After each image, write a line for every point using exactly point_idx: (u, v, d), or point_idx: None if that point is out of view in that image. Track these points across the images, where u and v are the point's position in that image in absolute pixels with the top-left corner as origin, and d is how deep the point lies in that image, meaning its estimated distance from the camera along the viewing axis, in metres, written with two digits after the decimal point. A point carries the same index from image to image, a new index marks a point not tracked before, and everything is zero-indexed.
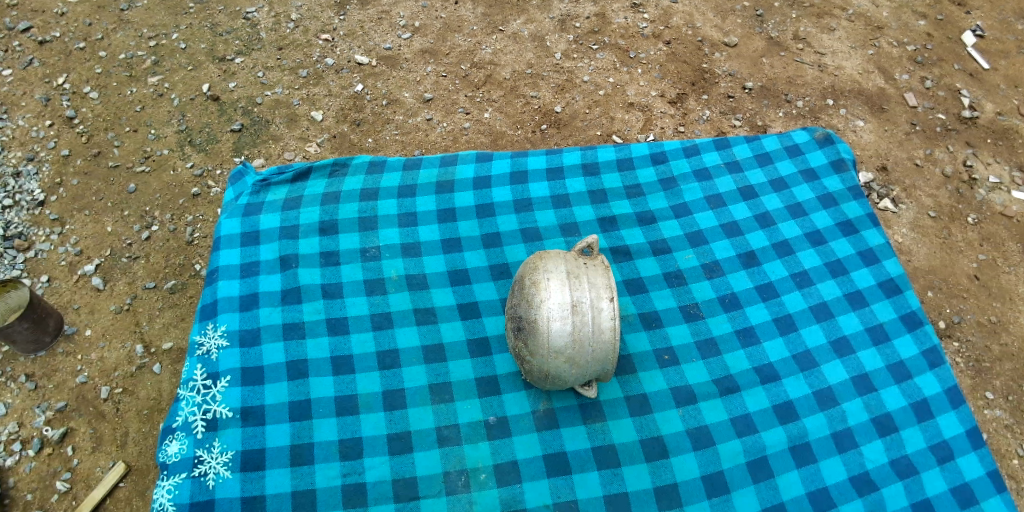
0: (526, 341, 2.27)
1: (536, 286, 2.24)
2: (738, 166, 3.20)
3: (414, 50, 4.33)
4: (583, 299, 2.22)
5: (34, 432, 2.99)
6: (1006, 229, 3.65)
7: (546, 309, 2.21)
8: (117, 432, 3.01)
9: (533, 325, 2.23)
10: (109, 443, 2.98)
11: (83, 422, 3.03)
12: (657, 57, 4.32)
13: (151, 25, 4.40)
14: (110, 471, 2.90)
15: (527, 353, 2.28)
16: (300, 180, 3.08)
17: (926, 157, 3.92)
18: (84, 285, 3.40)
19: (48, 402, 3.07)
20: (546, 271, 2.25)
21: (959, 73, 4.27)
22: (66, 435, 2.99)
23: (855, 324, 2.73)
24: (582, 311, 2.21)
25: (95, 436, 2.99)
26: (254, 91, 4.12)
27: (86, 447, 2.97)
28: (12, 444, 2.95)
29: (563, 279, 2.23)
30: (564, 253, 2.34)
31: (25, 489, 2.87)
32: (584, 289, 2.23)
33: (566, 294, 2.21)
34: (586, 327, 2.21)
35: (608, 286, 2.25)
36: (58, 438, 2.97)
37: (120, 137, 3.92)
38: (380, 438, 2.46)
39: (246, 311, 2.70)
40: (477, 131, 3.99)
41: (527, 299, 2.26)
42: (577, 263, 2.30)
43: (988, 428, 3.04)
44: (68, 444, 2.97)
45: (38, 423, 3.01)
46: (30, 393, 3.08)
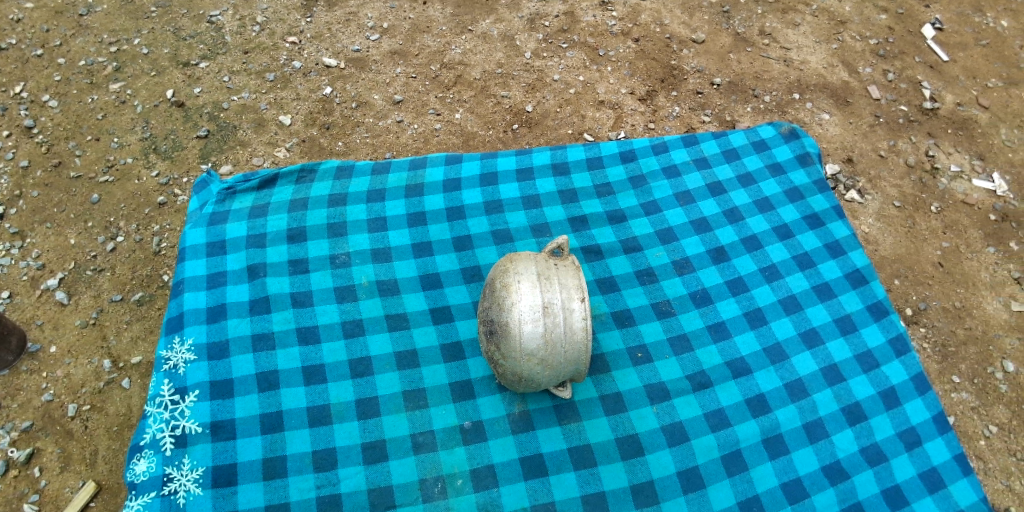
0: (498, 345, 2.26)
1: (506, 289, 2.23)
2: (706, 162, 3.23)
3: (383, 52, 4.30)
4: (554, 300, 2.22)
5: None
6: (968, 217, 3.74)
7: (518, 312, 2.20)
8: (86, 451, 2.94)
9: (505, 328, 2.23)
10: (78, 462, 2.91)
11: (50, 442, 2.95)
12: (626, 55, 4.35)
13: (112, 30, 4.30)
14: (79, 491, 2.84)
15: (499, 356, 2.28)
16: (267, 187, 3.04)
17: (889, 148, 4.00)
18: (47, 300, 3.32)
19: (13, 422, 2.99)
20: (516, 273, 2.25)
21: (919, 66, 4.37)
22: (32, 456, 2.92)
23: (823, 315, 2.77)
24: (554, 312, 2.21)
25: (64, 455, 2.92)
26: (220, 96, 4.05)
27: (54, 467, 2.90)
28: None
29: (533, 281, 2.23)
30: (534, 255, 2.34)
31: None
32: (555, 290, 2.23)
33: (537, 296, 2.21)
34: (557, 329, 2.21)
35: (579, 286, 2.25)
36: (24, 459, 2.90)
37: (82, 146, 3.83)
38: (354, 448, 2.44)
39: (214, 323, 2.65)
40: (448, 132, 3.98)
41: (497, 303, 2.25)
42: (548, 264, 2.30)
43: (955, 411, 3.11)
44: (35, 465, 2.90)
45: (2, 444, 2.93)
46: None
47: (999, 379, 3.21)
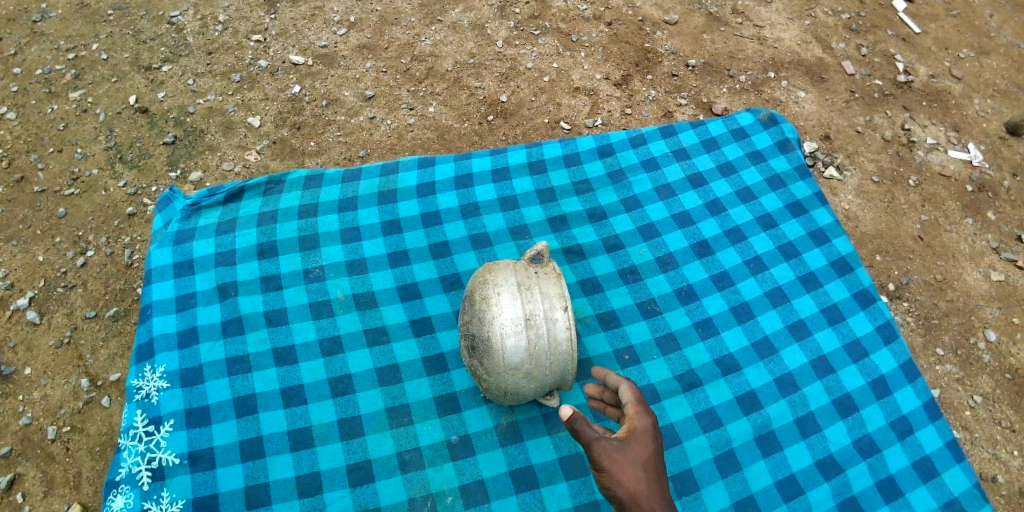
0: (481, 360, 2.21)
1: (487, 303, 2.18)
2: (685, 153, 3.19)
3: (352, 46, 4.18)
4: (536, 311, 2.17)
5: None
6: (945, 189, 3.74)
7: (499, 326, 2.15)
8: (69, 473, 2.86)
9: (488, 343, 2.18)
10: (62, 485, 2.83)
11: (31, 466, 2.86)
12: (599, 40, 4.27)
13: (68, 36, 4.14)
14: None
15: (483, 372, 2.23)
16: (233, 201, 2.95)
17: (866, 123, 3.98)
18: (19, 320, 3.21)
19: None
20: (496, 285, 2.20)
21: (892, 39, 4.34)
22: (14, 481, 2.83)
23: (810, 306, 2.75)
24: (536, 324, 2.16)
25: (46, 479, 2.84)
26: (185, 100, 3.92)
27: (37, 491, 2.81)
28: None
29: (514, 292, 2.18)
30: (513, 263, 2.28)
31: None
32: (537, 301, 2.18)
33: (518, 308, 2.16)
34: (541, 341, 2.16)
35: (561, 295, 2.21)
36: (6, 486, 2.81)
37: (44, 158, 3.69)
38: (340, 470, 2.38)
39: (186, 348, 2.57)
40: (423, 126, 3.89)
41: (478, 317, 2.20)
42: (528, 273, 2.25)
43: (940, 383, 3.12)
44: (18, 490, 2.81)
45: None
46: None
47: (981, 349, 3.22)
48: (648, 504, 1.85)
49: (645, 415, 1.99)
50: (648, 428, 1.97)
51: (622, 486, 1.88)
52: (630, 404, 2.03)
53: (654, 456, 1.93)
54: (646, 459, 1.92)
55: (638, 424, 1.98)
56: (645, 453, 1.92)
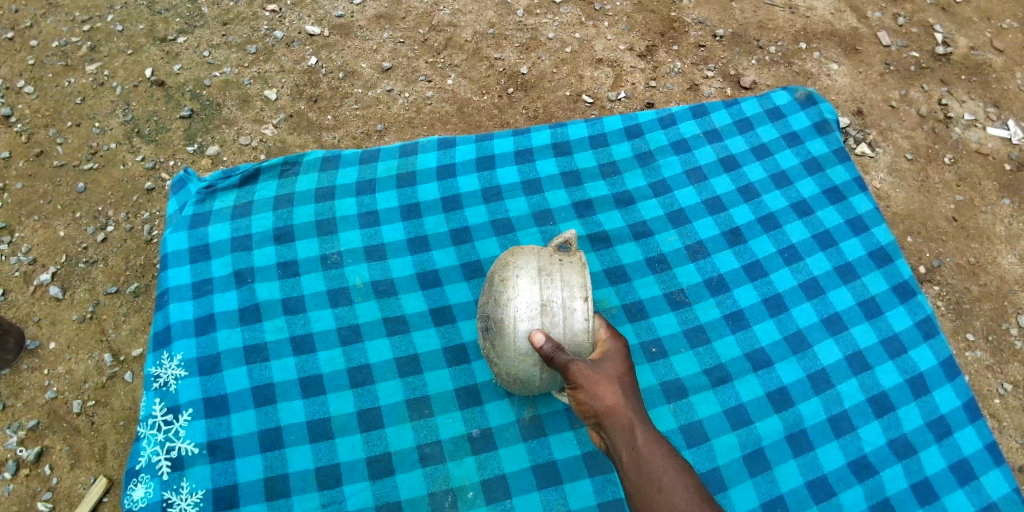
0: (493, 342, 2.13)
1: (504, 283, 2.09)
2: (717, 134, 3.07)
3: (369, 16, 4.06)
4: (554, 298, 2.05)
5: (8, 454, 2.84)
6: (982, 167, 3.59)
7: (513, 308, 2.05)
8: (95, 446, 2.88)
9: (501, 325, 2.08)
10: (88, 458, 2.86)
11: (58, 439, 2.89)
12: (623, 9, 4.11)
13: (83, 7, 4.05)
14: (92, 487, 2.79)
15: (494, 354, 2.14)
16: (249, 183, 2.89)
17: (901, 98, 3.81)
18: (42, 296, 3.21)
19: (19, 421, 2.91)
20: (516, 267, 2.10)
21: (931, 8, 4.13)
22: (42, 454, 2.86)
23: (846, 298, 2.66)
24: (553, 310, 2.04)
25: (73, 452, 2.87)
26: (201, 72, 3.84)
27: (64, 464, 2.84)
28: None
29: (532, 276, 2.07)
30: (538, 249, 2.18)
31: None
32: (556, 287, 2.06)
33: (536, 293, 2.05)
34: (556, 329, 2.04)
35: (583, 285, 2.07)
36: (34, 458, 2.84)
37: (63, 133, 3.65)
38: (359, 462, 2.36)
39: (203, 335, 2.54)
40: (441, 99, 3.79)
41: (493, 297, 2.11)
42: (551, 259, 2.14)
43: (969, 371, 3.03)
44: (46, 462, 2.84)
45: (10, 444, 2.86)
46: None
47: (1014, 335, 3.11)
48: (625, 413, 1.84)
49: (615, 339, 2.01)
50: (619, 350, 1.98)
51: (600, 400, 1.87)
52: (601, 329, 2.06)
53: (627, 374, 1.93)
54: (621, 376, 1.91)
55: (610, 347, 1.99)
56: (618, 370, 1.92)
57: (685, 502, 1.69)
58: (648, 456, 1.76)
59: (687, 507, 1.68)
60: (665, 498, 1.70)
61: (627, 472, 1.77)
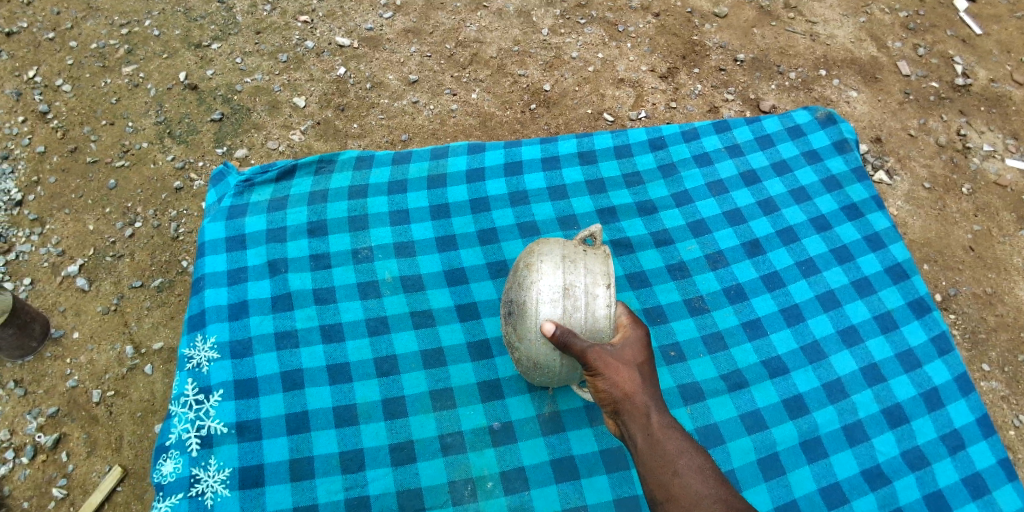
0: (515, 326, 2.14)
1: (528, 268, 2.11)
2: (739, 150, 3.14)
3: (397, 30, 4.18)
4: (577, 283, 2.06)
5: (27, 439, 2.92)
6: (1000, 198, 3.62)
7: (536, 291, 2.07)
8: (111, 436, 2.95)
9: (523, 308, 2.10)
10: (104, 447, 2.93)
11: (76, 427, 2.97)
12: (646, 31, 4.21)
13: (123, 12, 4.21)
14: (106, 476, 2.86)
15: (516, 338, 2.14)
16: (285, 178, 2.99)
17: (919, 126, 3.86)
18: (69, 287, 3.31)
19: (39, 408, 3.00)
20: (541, 254, 2.12)
21: (951, 40, 4.20)
22: (60, 441, 2.93)
23: (863, 312, 2.70)
24: (575, 295, 2.05)
25: (89, 440, 2.94)
26: (233, 78, 3.97)
27: (81, 452, 2.91)
28: (4, 452, 2.88)
29: (557, 261, 2.09)
30: (564, 240, 2.21)
31: (21, 497, 2.82)
32: (579, 273, 2.07)
33: (559, 277, 2.06)
34: (578, 314, 2.04)
35: (606, 273, 2.08)
36: (52, 444, 2.91)
37: (97, 131, 3.77)
38: (382, 449, 2.42)
39: (236, 320, 2.62)
40: (465, 113, 3.89)
41: (518, 282, 2.13)
42: (577, 248, 2.16)
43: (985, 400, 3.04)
44: (62, 449, 2.91)
45: (30, 430, 2.94)
46: (20, 400, 3.01)
47: None
48: (642, 400, 1.89)
49: (637, 326, 2.03)
50: (640, 337, 2.00)
51: (617, 388, 1.91)
52: (623, 317, 2.06)
53: (646, 360, 1.97)
54: (640, 363, 1.95)
55: (632, 334, 2.00)
56: (638, 357, 1.95)
57: (701, 484, 1.77)
58: (663, 440, 1.84)
59: (704, 489, 1.76)
60: (681, 480, 1.78)
61: (643, 455, 1.84)
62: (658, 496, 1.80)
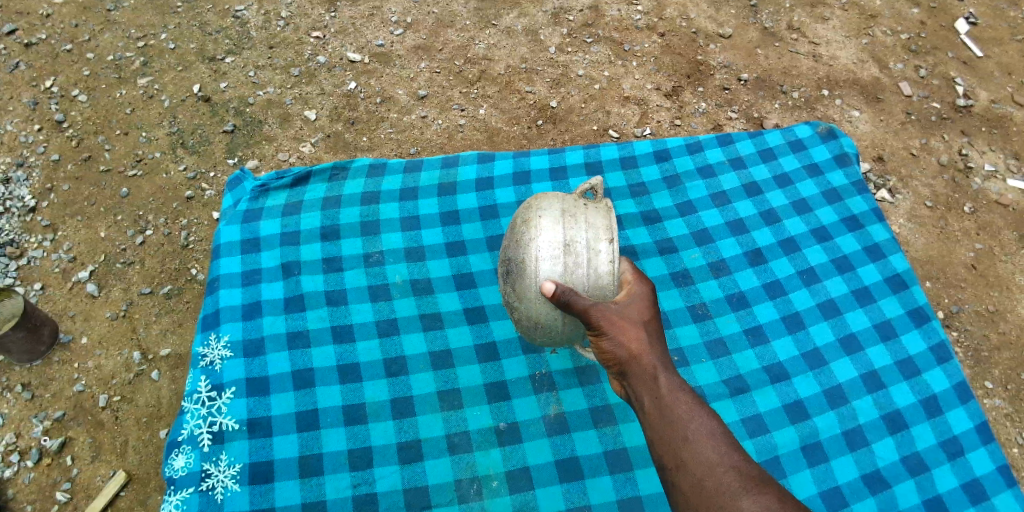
0: (514, 285, 2.13)
1: (527, 225, 2.10)
2: (742, 162, 3.20)
3: (408, 47, 4.28)
4: (578, 239, 2.05)
5: (32, 443, 2.96)
6: (1002, 217, 3.67)
7: (535, 248, 2.06)
8: (116, 441, 2.99)
9: (522, 265, 2.09)
10: (109, 452, 2.96)
11: (81, 432, 3.00)
12: (652, 50, 4.29)
13: (139, 25, 4.31)
14: (110, 481, 2.89)
15: (516, 297, 2.13)
16: (300, 184, 3.09)
17: (921, 146, 3.92)
18: (79, 292, 3.36)
19: (46, 411, 3.04)
20: (539, 209, 2.12)
21: (952, 61, 4.28)
22: (65, 445, 2.97)
23: (862, 321, 2.75)
24: (576, 251, 2.04)
25: (95, 445, 2.98)
26: (246, 91, 4.06)
27: (85, 456, 2.95)
28: (9, 455, 2.92)
29: (556, 217, 2.09)
30: (563, 195, 2.19)
31: (25, 501, 2.85)
32: (579, 229, 2.07)
33: (559, 233, 2.06)
34: (580, 271, 2.03)
35: (607, 228, 2.08)
36: (57, 448, 2.95)
37: (111, 140, 3.86)
38: (390, 447, 2.54)
39: (250, 320, 2.73)
40: (473, 128, 3.97)
41: (517, 240, 2.13)
42: (576, 203, 2.15)
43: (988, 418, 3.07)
44: (67, 453, 2.95)
45: (36, 433, 2.98)
46: (27, 404, 3.05)
47: None
48: (649, 361, 1.92)
49: (641, 283, 2.04)
50: (645, 294, 2.02)
51: (623, 348, 1.95)
52: (628, 273, 2.07)
53: (652, 318, 1.99)
54: (645, 321, 1.98)
55: (636, 290, 2.02)
56: (643, 314, 1.98)
57: (712, 452, 1.76)
58: (672, 403, 1.84)
59: (714, 456, 1.76)
60: (689, 445, 1.78)
61: (651, 418, 1.86)
62: (667, 463, 1.80)
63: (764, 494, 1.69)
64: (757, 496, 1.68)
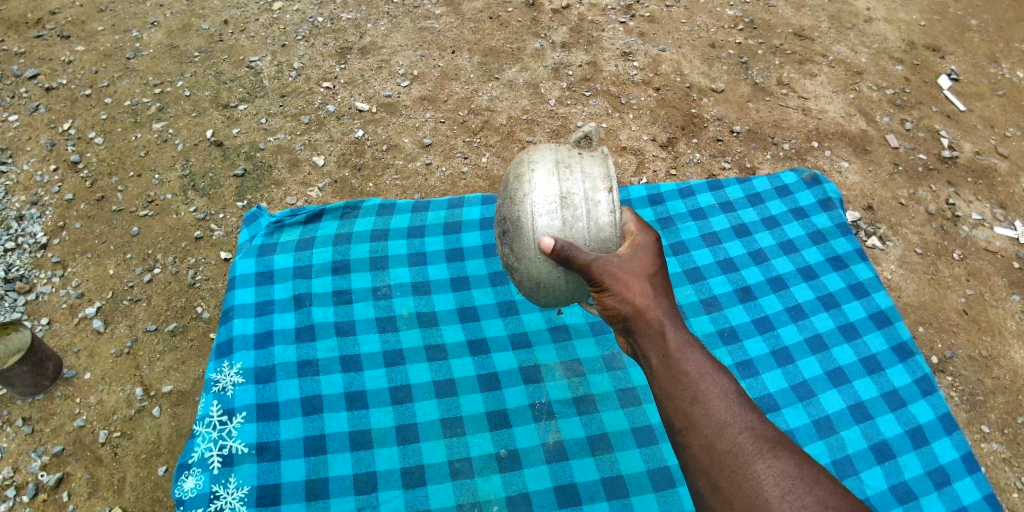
0: (511, 244, 2.10)
1: (520, 180, 2.08)
2: (731, 206, 3.33)
3: (414, 97, 4.49)
4: (575, 191, 2.04)
5: (30, 477, 2.98)
6: (991, 264, 3.79)
7: (532, 203, 2.04)
8: (114, 477, 3.01)
9: (518, 223, 2.06)
10: (106, 488, 2.98)
11: (79, 467, 3.03)
12: (647, 103, 4.50)
13: (157, 73, 4.53)
14: None
15: (514, 258, 2.10)
16: (312, 222, 3.22)
17: (910, 196, 4.06)
18: (85, 328, 3.44)
19: (45, 446, 3.07)
20: (532, 163, 2.09)
21: (937, 115, 4.48)
22: (62, 480, 2.99)
23: (848, 355, 2.84)
24: (574, 204, 2.03)
25: (92, 481, 3.00)
26: (257, 137, 4.24)
27: (82, 492, 2.97)
28: (5, 490, 2.94)
29: (550, 169, 2.07)
30: (555, 146, 2.18)
31: None
32: (575, 180, 2.05)
33: (554, 186, 2.04)
34: (581, 223, 2.02)
35: (604, 177, 2.07)
36: (54, 484, 2.97)
37: (124, 181, 4.01)
38: (394, 471, 2.59)
39: (262, 349, 2.82)
40: (475, 176, 4.13)
41: (511, 197, 2.10)
42: (570, 153, 2.14)
43: (986, 462, 3.09)
44: (64, 489, 2.97)
45: (33, 468, 3.00)
46: (26, 438, 3.08)
47: None
48: (654, 316, 1.96)
49: (646, 233, 2.05)
50: (650, 244, 2.04)
51: (628, 303, 1.97)
52: (630, 224, 2.07)
53: (657, 269, 2.02)
54: (650, 272, 2.00)
55: (640, 240, 2.04)
56: (648, 265, 2.00)
57: (725, 413, 1.83)
58: (680, 360, 1.90)
59: (726, 417, 1.82)
60: (700, 406, 1.84)
61: (659, 375, 1.92)
62: (677, 424, 1.86)
63: (778, 458, 1.76)
64: (771, 461, 1.75)
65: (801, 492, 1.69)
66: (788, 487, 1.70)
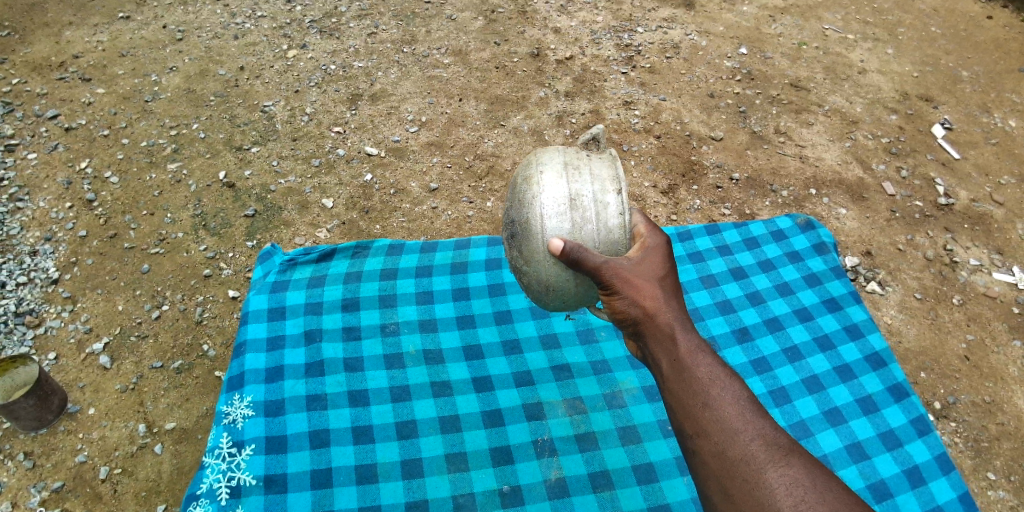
0: (521, 247, 2.16)
1: (530, 183, 2.15)
2: (728, 249, 3.41)
3: (422, 143, 4.64)
4: (584, 193, 2.11)
5: None
6: (990, 309, 3.83)
7: (541, 206, 2.10)
8: None
9: (528, 226, 2.12)
10: None
11: (79, 504, 3.05)
12: (648, 150, 4.63)
13: (173, 115, 4.71)
14: None
15: (523, 260, 2.16)
16: (324, 260, 3.30)
17: (907, 242, 4.14)
18: (91, 364, 3.49)
19: (45, 481, 3.09)
20: (541, 166, 2.17)
21: (931, 163, 4.60)
22: None
23: (845, 395, 2.88)
24: (583, 206, 2.10)
25: None
26: (268, 179, 4.37)
27: None
28: None
29: (559, 171, 2.14)
30: (562, 149, 2.26)
31: None
32: (583, 182, 2.13)
33: (563, 188, 2.11)
34: (589, 226, 2.09)
35: (611, 179, 2.15)
36: None
37: (137, 220, 4.12)
38: (399, 505, 2.61)
39: (272, 383, 2.86)
40: (480, 219, 4.25)
41: (520, 200, 2.17)
42: (577, 155, 2.21)
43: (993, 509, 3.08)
44: None
45: (32, 503, 3.02)
46: (27, 473, 3.10)
47: None
48: (664, 319, 2.03)
49: (657, 234, 2.13)
50: (660, 245, 2.12)
51: (638, 307, 2.04)
52: (639, 226, 2.15)
53: (667, 271, 2.10)
54: (660, 273, 2.08)
55: (651, 241, 2.12)
56: (657, 267, 2.08)
57: (737, 421, 1.90)
58: (691, 367, 1.97)
59: (737, 424, 1.89)
60: (711, 412, 1.92)
61: (670, 380, 1.99)
62: (688, 430, 1.94)
63: (789, 467, 1.83)
64: (784, 469, 1.83)
65: (812, 500, 1.76)
66: (800, 495, 1.78)
